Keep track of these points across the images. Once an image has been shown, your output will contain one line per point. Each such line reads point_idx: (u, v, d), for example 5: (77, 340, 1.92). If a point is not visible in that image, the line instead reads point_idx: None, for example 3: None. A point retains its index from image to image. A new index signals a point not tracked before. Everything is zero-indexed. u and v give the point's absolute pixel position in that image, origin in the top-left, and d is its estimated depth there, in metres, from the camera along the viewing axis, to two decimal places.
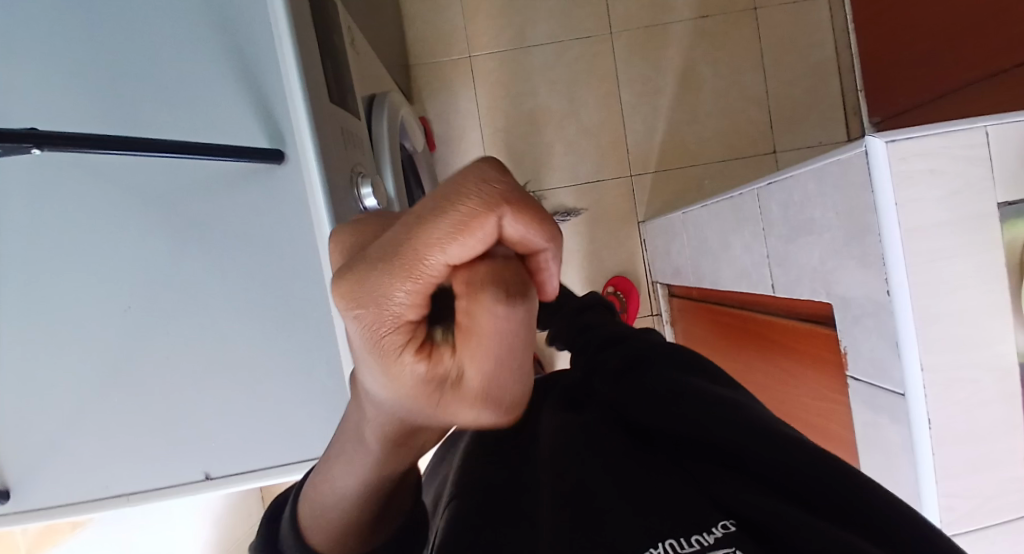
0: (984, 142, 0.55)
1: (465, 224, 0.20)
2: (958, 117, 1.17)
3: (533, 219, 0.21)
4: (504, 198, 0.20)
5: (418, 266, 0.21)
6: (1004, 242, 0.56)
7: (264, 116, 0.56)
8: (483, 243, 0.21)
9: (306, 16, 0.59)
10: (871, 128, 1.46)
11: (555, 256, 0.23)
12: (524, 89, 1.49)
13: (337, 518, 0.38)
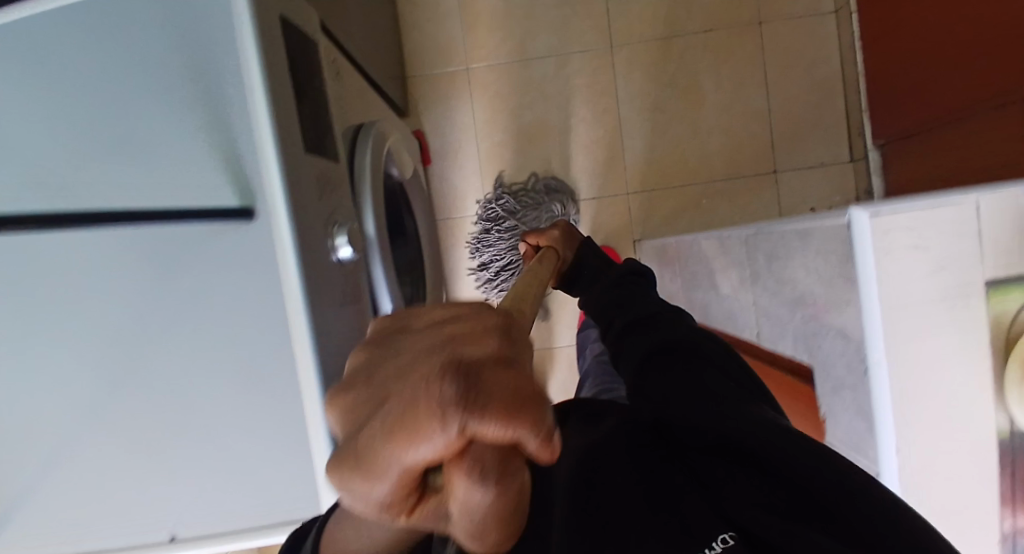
0: (975, 216, 0.53)
1: (423, 436, 0.18)
2: (964, 145, 1.13)
3: (505, 419, 0.18)
4: (466, 408, 0.17)
5: (391, 466, 0.19)
6: (991, 318, 0.54)
7: (233, 172, 0.55)
8: (449, 447, 0.18)
9: (281, 67, 0.58)
10: (875, 150, 1.41)
11: (542, 446, 0.19)
12: (523, 102, 1.47)
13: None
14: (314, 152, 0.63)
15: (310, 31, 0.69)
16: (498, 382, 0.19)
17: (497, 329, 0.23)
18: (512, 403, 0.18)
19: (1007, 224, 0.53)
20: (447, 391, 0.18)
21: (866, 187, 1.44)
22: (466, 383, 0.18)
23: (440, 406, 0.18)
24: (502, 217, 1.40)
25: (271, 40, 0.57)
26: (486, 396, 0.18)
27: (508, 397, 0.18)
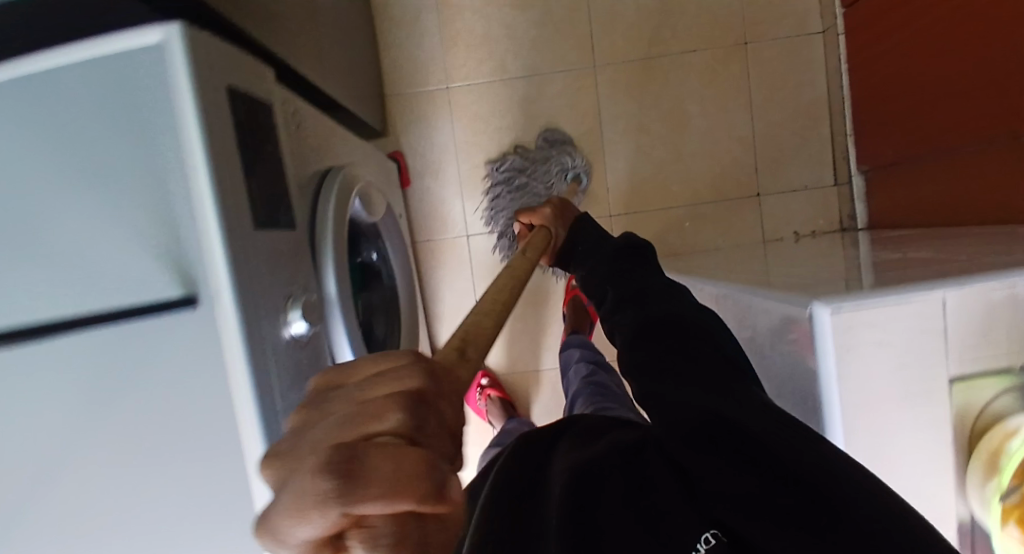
0: (940, 313, 0.52)
1: (307, 519, 0.20)
2: (956, 180, 1.10)
3: (382, 493, 0.20)
4: (339, 496, 0.20)
5: (286, 546, 0.22)
6: (957, 413, 0.54)
7: (173, 258, 0.54)
8: (336, 525, 0.21)
9: (228, 143, 0.56)
10: (860, 175, 1.39)
11: (431, 505, 0.22)
12: (504, 122, 1.44)
13: None
14: (267, 225, 0.61)
15: (265, 91, 0.66)
16: (383, 460, 0.21)
17: (408, 393, 0.24)
18: (391, 480, 0.20)
19: (972, 321, 0.52)
20: (319, 483, 0.20)
21: (850, 214, 1.42)
22: (348, 468, 0.20)
23: (319, 493, 0.20)
24: (512, 177, 1.41)
25: (215, 116, 0.55)
26: (362, 480, 0.20)
27: (387, 473, 0.20)
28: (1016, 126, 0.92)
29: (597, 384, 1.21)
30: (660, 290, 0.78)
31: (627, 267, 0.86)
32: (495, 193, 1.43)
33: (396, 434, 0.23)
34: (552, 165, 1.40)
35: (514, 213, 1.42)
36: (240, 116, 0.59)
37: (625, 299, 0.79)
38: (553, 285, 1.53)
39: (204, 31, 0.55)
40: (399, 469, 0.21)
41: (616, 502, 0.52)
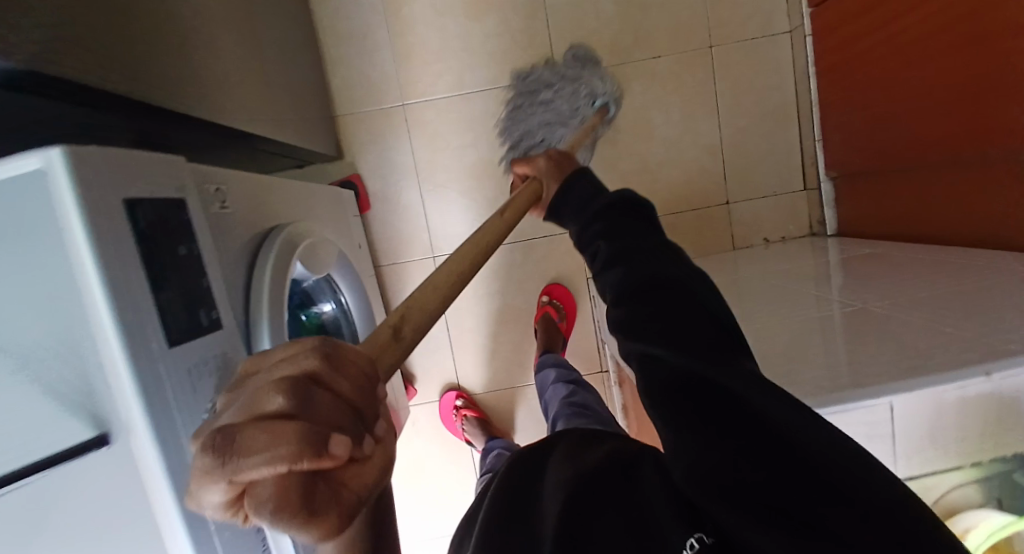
0: (888, 418, 0.54)
1: (202, 478, 0.24)
2: (925, 197, 1.07)
3: (262, 453, 0.23)
4: (217, 449, 0.23)
5: (205, 510, 0.25)
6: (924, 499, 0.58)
7: (80, 396, 0.52)
8: (230, 481, 0.24)
9: (132, 263, 0.53)
10: (828, 181, 1.36)
11: (304, 454, 0.24)
12: (464, 138, 1.38)
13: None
14: (190, 334, 0.58)
15: (178, 183, 0.62)
16: (259, 434, 0.24)
17: (298, 375, 0.27)
18: (263, 445, 0.23)
19: (921, 424, 0.54)
20: (207, 458, 0.23)
21: (820, 219, 1.40)
22: (229, 444, 0.23)
23: (208, 467, 0.23)
24: (535, 92, 1.30)
25: (112, 239, 0.51)
26: (240, 450, 0.23)
27: (264, 441, 0.23)
28: (984, 153, 0.89)
29: (578, 404, 1.10)
30: (658, 248, 0.65)
31: (624, 223, 0.71)
32: (516, 110, 1.33)
33: (283, 412, 0.25)
34: (581, 90, 1.28)
35: (532, 130, 1.31)
36: (146, 226, 0.55)
37: (616, 250, 0.67)
38: (526, 301, 1.44)
39: (92, 145, 0.51)
40: (279, 436, 0.24)
41: (610, 503, 0.54)
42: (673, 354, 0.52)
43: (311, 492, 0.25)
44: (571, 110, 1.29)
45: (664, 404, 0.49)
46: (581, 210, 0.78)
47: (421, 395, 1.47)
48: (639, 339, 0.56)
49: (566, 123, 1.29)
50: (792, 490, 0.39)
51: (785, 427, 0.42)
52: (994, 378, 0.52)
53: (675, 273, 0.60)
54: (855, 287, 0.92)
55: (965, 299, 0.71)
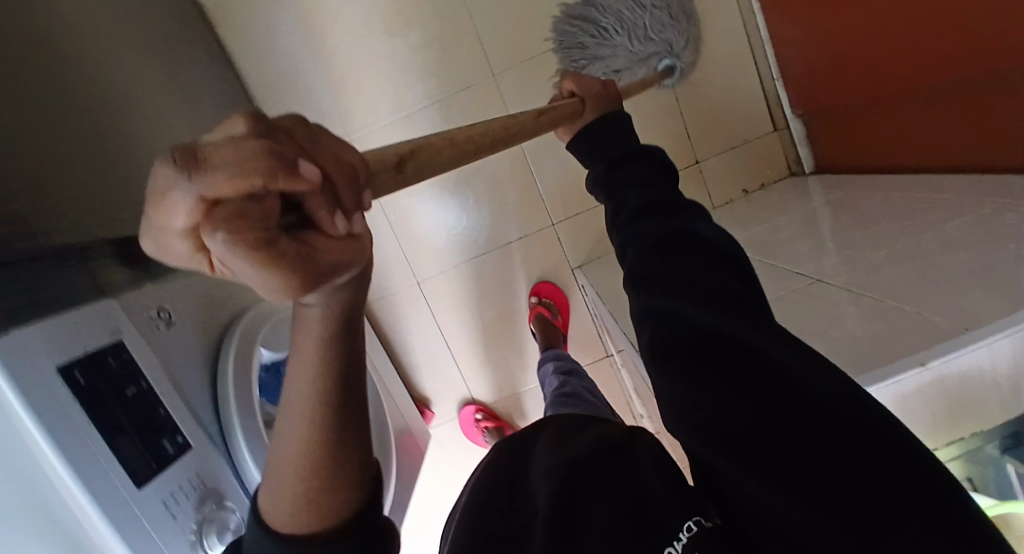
0: None
1: (182, 189, 0.24)
2: (904, 121, 0.99)
3: (235, 174, 0.24)
4: (197, 170, 0.24)
5: (174, 217, 0.25)
6: None
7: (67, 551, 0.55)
8: (210, 197, 0.25)
9: (79, 424, 0.56)
10: (796, 117, 1.30)
11: (278, 183, 0.26)
12: None
13: (301, 505, 0.45)
14: (156, 468, 0.63)
15: (110, 327, 0.64)
16: (232, 158, 0.25)
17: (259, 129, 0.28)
18: (237, 166, 0.25)
19: None
20: (175, 170, 0.24)
21: (796, 157, 1.34)
22: (194, 160, 0.24)
23: (174, 177, 0.24)
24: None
25: (57, 408, 0.54)
26: (210, 169, 0.24)
27: (238, 164, 0.25)
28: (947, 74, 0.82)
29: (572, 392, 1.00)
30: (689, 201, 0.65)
31: (635, 173, 0.70)
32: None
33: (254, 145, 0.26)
34: (667, 39, 1.21)
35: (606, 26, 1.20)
36: (86, 383, 0.58)
37: (651, 200, 0.65)
38: (517, 304, 1.44)
39: (11, 330, 0.53)
40: (251, 166, 0.25)
41: (608, 500, 0.55)
42: (709, 310, 0.48)
43: (269, 226, 0.27)
44: (646, 42, 1.21)
45: (674, 358, 0.49)
46: (612, 153, 0.76)
47: (440, 415, 1.50)
48: (652, 290, 0.54)
49: (631, 52, 1.21)
50: (807, 452, 0.39)
51: (840, 406, 0.40)
52: (931, 366, 0.52)
53: (692, 227, 0.58)
54: (826, 248, 0.88)
55: (921, 262, 0.67)
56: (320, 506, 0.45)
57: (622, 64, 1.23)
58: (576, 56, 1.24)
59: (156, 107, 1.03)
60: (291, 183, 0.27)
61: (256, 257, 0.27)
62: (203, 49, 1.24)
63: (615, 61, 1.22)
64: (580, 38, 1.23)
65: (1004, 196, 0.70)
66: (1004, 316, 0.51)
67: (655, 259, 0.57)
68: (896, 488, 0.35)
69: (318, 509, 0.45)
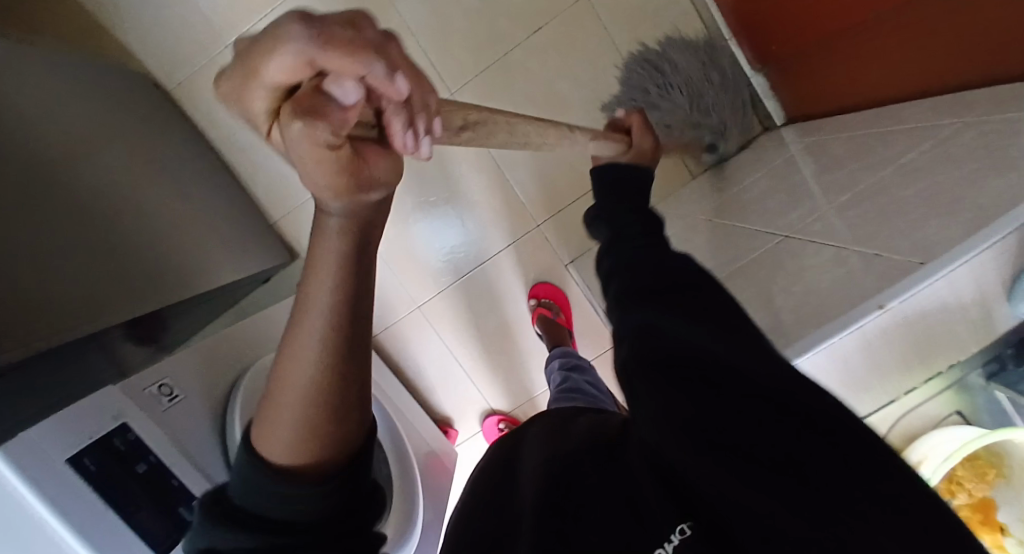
0: None
1: (283, 49, 0.24)
2: (846, 65, 0.98)
3: (345, 57, 0.24)
4: (315, 40, 0.24)
5: (261, 73, 0.25)
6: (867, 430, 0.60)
7: None
8: (307, 72, 0.25)
9: (96, 506, 0.62)
10: (757, 73, 1.29)
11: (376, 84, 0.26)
12: (398, 188, 1.38)
13: (298, 435, 0.38)
14: (178, 534, 0.69)
15: (112, 411, 0.69)
16: (346, 40, 0.25)
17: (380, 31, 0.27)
18: (347, 47, 0.24)
19: (830, 376, 0.57)
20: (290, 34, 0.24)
21: (765, 113, 1.31)
22: (319, 24, 0.24)
23: (286, 40, 0.24)
24: (703, 74, 1.19)
25: (75, 498, 0.60)
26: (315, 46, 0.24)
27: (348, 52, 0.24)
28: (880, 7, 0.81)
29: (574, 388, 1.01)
30: (651, 232, 0.67)
31: (617, 210, 0.72)
32: (674, 53, 1.19)
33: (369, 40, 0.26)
34: (722, 125, 1.21)
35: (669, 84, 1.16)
36: (96, 468, 0.64)
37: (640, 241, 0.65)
38: (518, 309, 1.46)
39: (20, 432, 0.58)
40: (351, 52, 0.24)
41: (595, 496, 0.50)
42: (692, 324, 0.49)
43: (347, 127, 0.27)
44: (702, 114, 1.19)
45: (659, 374, 0.48)
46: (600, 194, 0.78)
47: (463, 432, 1.53)
48: (642, 308, 0.53)
49: (685, 116, 1.17)
50: (800, 463, 0.39)
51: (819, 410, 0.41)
52: (890, 307, 0.52)
53: (678, 263, 0.58)
54: (793, 201, 0.87)
55: (878, 198, 0.65)
56: (317, 434, 0.38)
57: (669, 121, 1.18)
58: (625, 97, 1.20)
59: (141, 186, 1.08)
60: (391, 85, 0.26)
61: (320, 151, 0.28)
62: (172, 125, 1.29)
63: (668, 118, 1.17)
64: (643, 84, 1.18)
65: (955, 111, 0.68)
66: (954, 242, 0.51)
67: (637, 280, 0.58)
68: (869, 487, 0.37)
69: (315, 436, 0.38)
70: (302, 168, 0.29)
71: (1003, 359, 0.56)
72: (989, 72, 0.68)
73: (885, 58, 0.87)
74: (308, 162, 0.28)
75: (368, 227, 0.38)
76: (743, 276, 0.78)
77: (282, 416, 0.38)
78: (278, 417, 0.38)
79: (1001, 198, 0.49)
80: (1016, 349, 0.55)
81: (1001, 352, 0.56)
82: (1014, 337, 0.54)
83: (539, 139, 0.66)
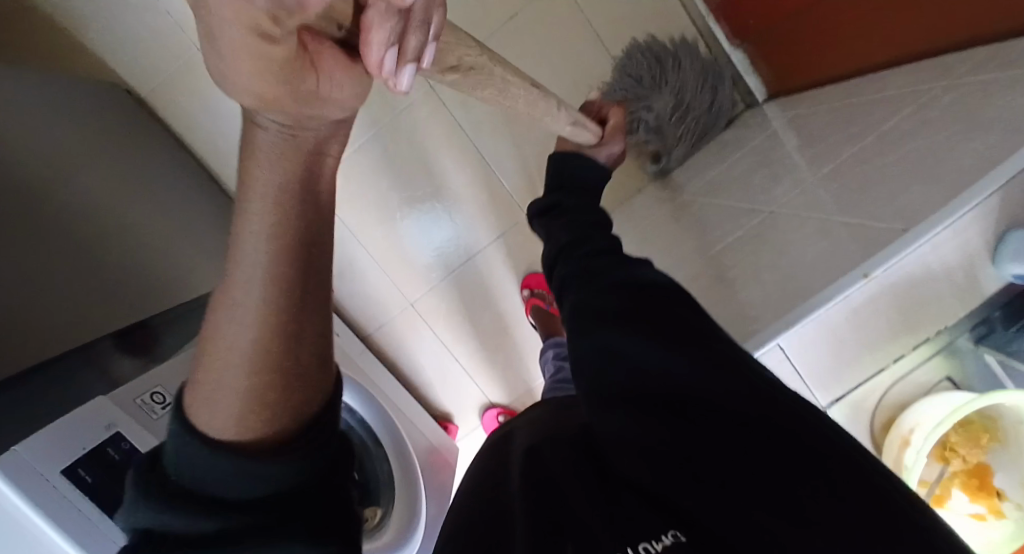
0: (781, 356, 0.57)
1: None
2: (825, 36, 0.97)
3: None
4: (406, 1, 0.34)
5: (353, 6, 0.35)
6: (859, 401, 0.59)
7: None
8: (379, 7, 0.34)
9: (91, 520, 0.61)
10: (736, 50, 1.28)
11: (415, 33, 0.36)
12: (383, 184, 1.37)
13: (245, 406, 0.33)
14: None
15: (105, 421, 0.69)
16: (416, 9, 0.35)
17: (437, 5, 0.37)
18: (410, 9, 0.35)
19: (817, 349, 0.56)
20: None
21: (747, 90, 1.31)
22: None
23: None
24: (690, 85, 1.19)
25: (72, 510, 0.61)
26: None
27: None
28: None
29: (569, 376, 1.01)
30: (606, 239, 0.70)
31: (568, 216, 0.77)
32: (681, 56, 1.20)
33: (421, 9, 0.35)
34: (675, 140, 1.22)
35: (660, 91, 1.17)
36: (92, 479, 0.63)
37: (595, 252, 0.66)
38: (511, 302, 1.45)
39: (13, 447, 0.59)
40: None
41: (580, 491, 0.47)
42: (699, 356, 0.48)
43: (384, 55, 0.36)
44: (674, 121, 1.19)
45: (662, 408, 0.48)
46: (555, 197, 0.80)
47: (463, 426, 1.53)
48: (609, 330, 0.54)
49: (659, 118, 1.17)
50: (776, 475, 0.41)
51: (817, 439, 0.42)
52: (874, 276, 0.52)
53: (635, 274, 0.60)
54: (778, 175, 0.86)
55: (859, 166, 0.65)
56: (267, 405, 0.33)
57: (647, 124, 1.18)
58: (617, 82, 1.17)
59: (121, 198, 1.06)
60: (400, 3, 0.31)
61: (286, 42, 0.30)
62: (150, 134, 1.27)
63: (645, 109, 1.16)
64: (642, 71, 1.17)
65: (934, 76, 0.68)
66: (936, 207, 0.51)
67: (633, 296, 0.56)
68: (859, 505, 0.37)
69: (263, 406, 0.33)
70: (239, 72, 0.30)
71: (992, 322, 0.56)
72: (987, 28, 0.65)
73: (861, 26, 0.86)
74: (240, 65, 0.29)
75: (309, 157, 0.38)
76: (729, 253, 0.78)
77: (224, 372, 0.33)
78: (215, 378, 0.33)
79: (979, 161, 0.50)
80: (1003, 311, 0.55)
81: (989, 315, 0.56)
82: (1001, 299, 0.55)
83: (526, 109, 0.71)
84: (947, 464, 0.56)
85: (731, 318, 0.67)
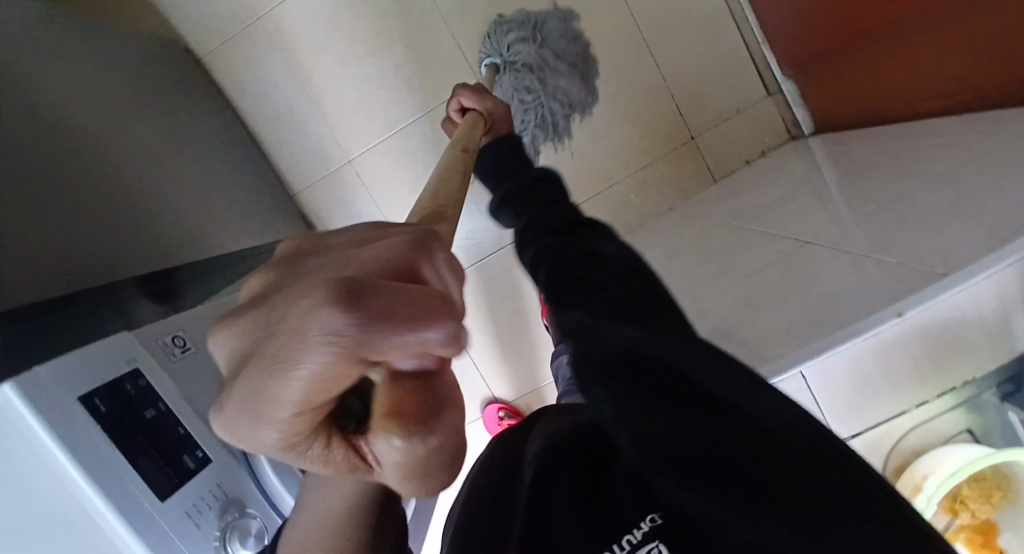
0: (802, 384, 0.56)
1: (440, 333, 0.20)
2: (876, 76, 0.96)
3: (411, 337, 0.19)
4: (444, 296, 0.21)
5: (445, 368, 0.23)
6: (873, 441, 0.59)
7: None
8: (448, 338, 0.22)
9: (100, 447, 0.62)
10: (787, 78, 1.27)
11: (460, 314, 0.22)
12: (418, 167, 1.39)
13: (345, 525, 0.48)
14: (176, 481, 0.69)
15: (127, 356, 0.71)
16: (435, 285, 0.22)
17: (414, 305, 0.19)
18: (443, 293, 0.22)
19: (842, 383, 0.56)
20: (335, 332, 0.18)
21: (794, 119, 1.30)
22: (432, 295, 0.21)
23: (306, 313, 0.18)
24: (568, 93, 1.22)
25: (77, 433, 0.61)
26: (369, 339, 0.18)
27: (415, 315, 0.19)
28: (904, 21, 0.81)
29: None
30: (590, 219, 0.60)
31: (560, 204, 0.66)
32: (579, 78, 1.22)
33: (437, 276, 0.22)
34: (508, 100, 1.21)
35: (531, 70, 1.19)
36: (106, 410, 0.65)
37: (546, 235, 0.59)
38: (527, 302, 1.44)
39: (32, 368, 0.60)
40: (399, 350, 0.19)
41: (572, 496, 0.47)
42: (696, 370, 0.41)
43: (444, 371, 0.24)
44: (526, 87, 1.20)
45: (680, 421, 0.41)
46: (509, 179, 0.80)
47: (464, 416, 1.53)
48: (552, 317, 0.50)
49: (516, 57, 1.20)
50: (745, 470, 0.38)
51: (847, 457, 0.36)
52: (908, 315, 0.51)
53: (587, 246, 0.53)
54: (816, 206, 0.85)
55: (902, 207, 0.64)
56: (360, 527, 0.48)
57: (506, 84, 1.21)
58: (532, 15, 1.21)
59: (167, 149, 1.11)
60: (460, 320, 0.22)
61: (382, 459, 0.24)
62: (204, 94, 1.33)
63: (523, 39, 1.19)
64: (561, 48, 1.20)
65: (987, 125, 0.66)
66: (980, 252, 0.50)
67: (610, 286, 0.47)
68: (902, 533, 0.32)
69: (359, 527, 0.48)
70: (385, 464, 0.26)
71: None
72: (999, 92, 0.68)
73: (914, 71, 0.85)
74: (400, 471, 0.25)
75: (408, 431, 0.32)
76: (757, 278, 0.77)
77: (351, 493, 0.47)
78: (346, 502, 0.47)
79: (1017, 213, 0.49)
80: None
81: (1021, 373, 0.56)
82: None
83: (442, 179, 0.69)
84: (954, 517, 0.56)
85: (751, 342, 0.66)
